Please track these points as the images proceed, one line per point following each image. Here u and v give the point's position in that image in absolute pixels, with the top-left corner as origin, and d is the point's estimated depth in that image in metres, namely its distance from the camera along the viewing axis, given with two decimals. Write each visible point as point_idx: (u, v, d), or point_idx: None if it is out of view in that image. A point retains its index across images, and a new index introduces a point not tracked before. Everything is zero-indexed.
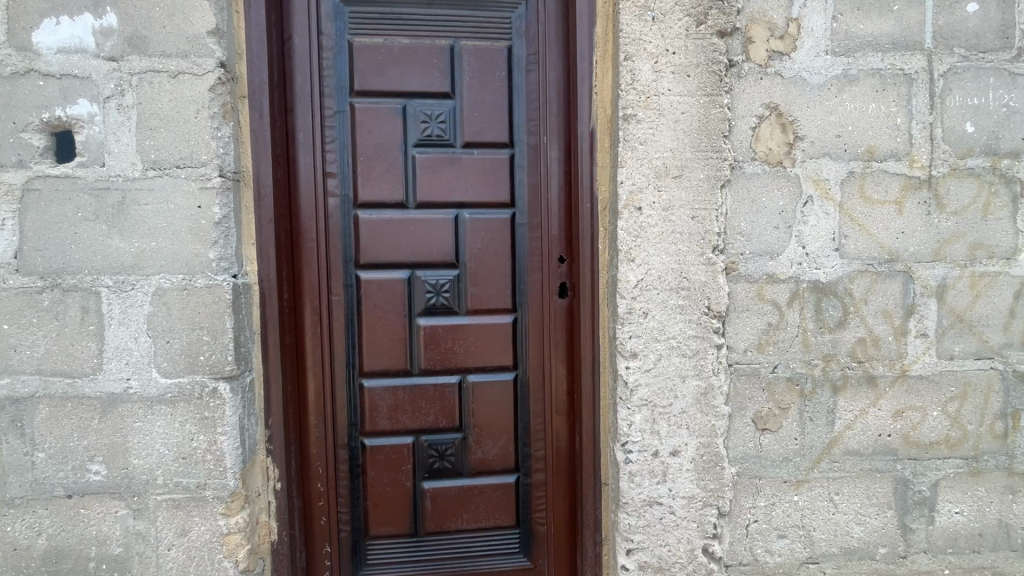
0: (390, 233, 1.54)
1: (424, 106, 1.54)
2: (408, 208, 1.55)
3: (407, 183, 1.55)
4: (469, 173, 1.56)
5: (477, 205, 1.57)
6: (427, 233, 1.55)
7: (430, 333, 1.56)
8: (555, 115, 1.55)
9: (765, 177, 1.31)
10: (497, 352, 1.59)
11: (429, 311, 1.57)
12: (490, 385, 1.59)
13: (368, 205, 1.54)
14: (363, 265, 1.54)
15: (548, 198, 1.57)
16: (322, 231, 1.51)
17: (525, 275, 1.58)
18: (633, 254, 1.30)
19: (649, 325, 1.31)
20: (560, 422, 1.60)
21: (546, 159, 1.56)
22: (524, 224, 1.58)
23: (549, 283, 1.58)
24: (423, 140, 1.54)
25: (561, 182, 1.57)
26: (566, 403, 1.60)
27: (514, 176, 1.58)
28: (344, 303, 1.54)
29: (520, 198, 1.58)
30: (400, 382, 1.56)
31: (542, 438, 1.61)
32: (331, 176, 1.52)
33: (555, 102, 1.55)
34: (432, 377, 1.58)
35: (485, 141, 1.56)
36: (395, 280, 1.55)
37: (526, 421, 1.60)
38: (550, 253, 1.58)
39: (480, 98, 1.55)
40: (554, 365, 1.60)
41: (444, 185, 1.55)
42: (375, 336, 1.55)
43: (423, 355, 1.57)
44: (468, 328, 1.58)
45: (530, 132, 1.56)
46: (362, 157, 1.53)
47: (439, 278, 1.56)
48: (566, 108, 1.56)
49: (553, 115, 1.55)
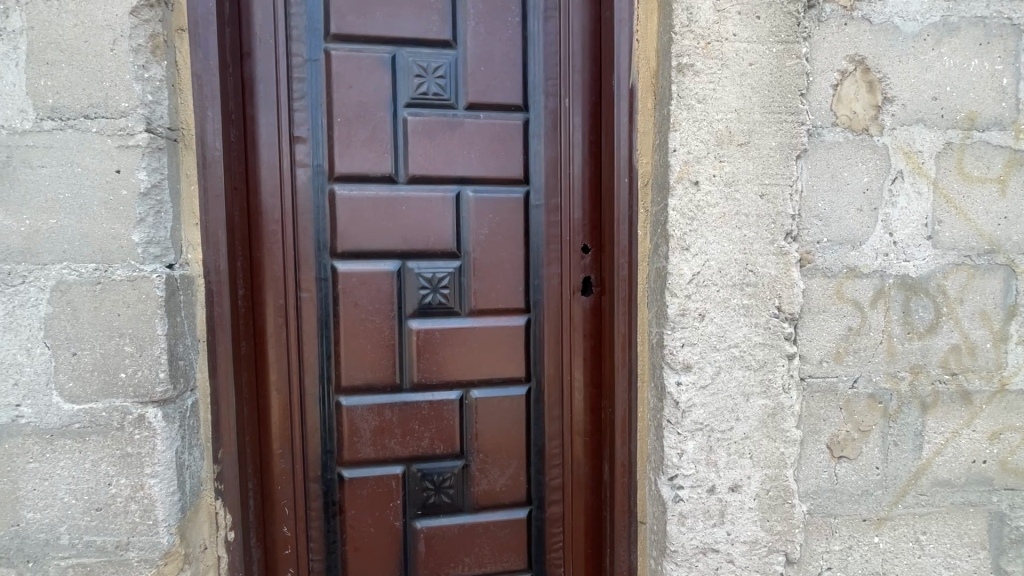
0: (375, 215, 1.24)
1: (418, 57, 1.24)
2: (398, 183, 1.25)
3: (397, 153, 1.25)
4: (475, 141, 1.27)
5: (483, 181, 1.28)
6: (421, 215, 1.26)
7: (425, 340, 1.27)
8: (580, 74, 1.28)
9: (847, 147, 1.06)
10: (506, 360, 1.31)
11: (424, 313, 1.27)
12: (497, 401, 1.31)
13: (348, 179, 1.23)
14: (340, 253, 1.23)
15: (570, 174, 1.30)
16: (288, 211, 1.20)
17: (541, 268, 1.31)
18: (687, 241, 1.04)
19: (706, 330, 1.05)
20: (580, 444, 1.34)
21: (567, 127, 1.29)
22: (540, 206, 1.30)
23: (570, 278, 1.31)
24: (418, 99, 1.25)
25: (585, 155, 1.30)
26: (590, 421, 1.34)
27: (529, 146, 1.30)
28: (318, 301, 1.23)
29: (536, 174, 1.30)
30: (387, 399, 1.27)
31: (559, 463, 1.34)
32: (299, 142, 1.21)
33: (579, 57, 1.27)
34: (427, 394, 1.28)
35: (493, 102, 1.28)
36: (382, 273, 1.25)
37: (541, 442, 1.33)
38: (572, 240, 1.30)
39: (488, 48, 1.26)
40: (575, 374, 1.33)
41: (444, 155, 1.26)
42: (355, 342, 1.25)
43: (416, 366, 1.27)
44: (472, 332, 1.29)
45: (548, 94, 1.29)
46: (341, 118, 1.22)
47: (436, 271, 1.27)
48: (594, 65, 1.28)
49: (577, 73, 1.28)
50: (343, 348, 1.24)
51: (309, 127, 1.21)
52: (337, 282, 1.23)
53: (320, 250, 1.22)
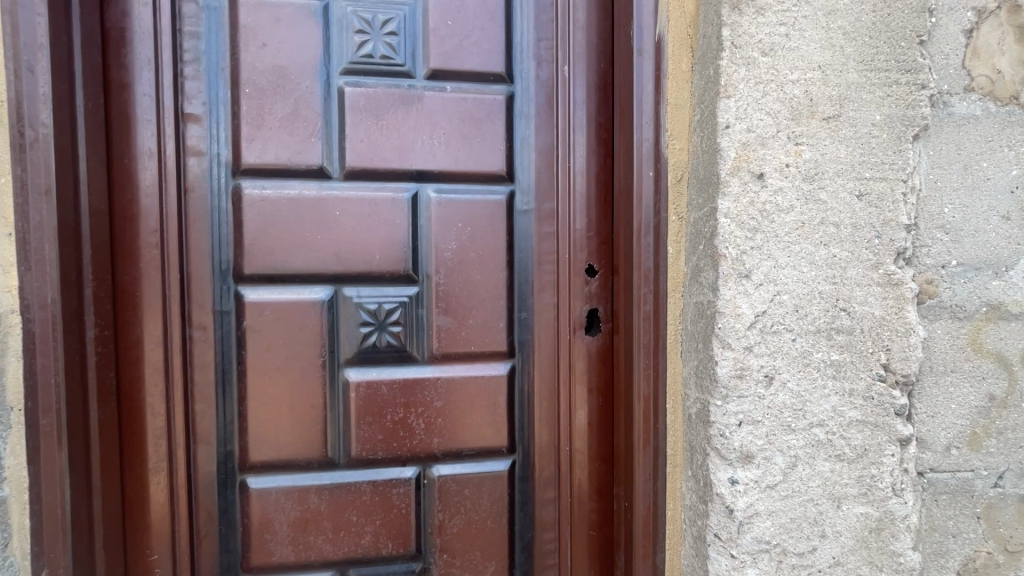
0: (298, 223, 0.89)
1: (361, 5, 0.90)
2: (331, 179, 0.90)
3: (330, 137, 0.90)
4: (439, 123, 0.93)
5: (451, 177, 0.94)
6: (363, 225, 0.91)
7: (367, 397, 0.92)
8: (583, 33, 0.95)
9: (986, 124, 0.70)
10: (481, 424, 0.95)
11: (367, 359, 0.92)
12: (468, 481, 0.95)
13: (260, 173, 0.88)
14: (249, 276, 0.88)
15: (570, 168, 0.95)
16: (173, 216, 0.86)
17: (531, 297, 0.96)
18: (746, 267, 0.68)
19: (776, 402, 0.69)
20: (581, 541, 0.97)
21: (567, 106, 0.95)
22: (528, 212, 0.95)
23: (571, 311, 0.96)
24: (359, 64, 0.90)
25: (590, 141, 0.96)
26: (595, 508, 0.97)
27: (513, 129, 0.95)
28: (216, 343, 0.88)
29: (523, 167, 0.96)
30: (313, 480, 0.91)
31: (555, 566, 0.97)
32: (191, 120, 0.87)
33: (582, 11, 0.94)
34: (369, 472, 0.93)
35: (466, 70, 0.94)
36: (307, 304, 0.90)
37: (530, 536, 0.97)
38: (573, 259, 0.95)
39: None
40: (576, 443, 0.97)
41: (396, 141, 0.92)
42: (268, 401, 0.89)
43: (354, 433, 0.91)
44: (433, 386, 0.94)
45: (540, 61, 0.95)
46: (250, 88, 0.88)
47: (383, 301, 0.92)
48: (602, 23, 0.95)
49: (579, 34, 0.94)
50: (251, 409, 0.89)
51: (206, 101, 0.87)
52: (243, 317, 0.88)
53: (220, 272, 0.88)
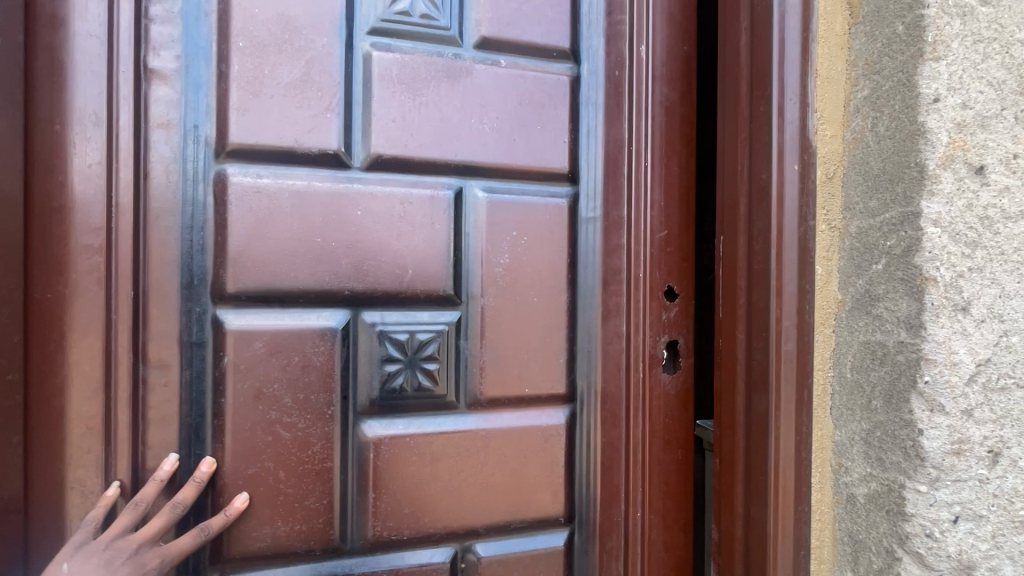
0: (305, 224, 0.65)
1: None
2: (352, 165, 0.67)
3: (350, 113, 0.67)
4: (493, 104, 0.71)
5: (504, 173, 0.72)
6: (393, 228, 0.68)
7: (390, 458, 0.68)
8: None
9: None
10: (539, 490, 0.73)
11: (392, 409, 0.69)
12: (518, 565, 0.72)
13: (254, 154, 0.64)
14: (234, 295, 0.64)
15: (647, 168, 0.74)
16: (129, 210, 0.62)
17: (598, 329, 0.74)
18: (965, 298, 0.49)
19: (1005, 489, 0.49)
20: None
21: (641, 90, 0.75)
22: (594, 220, 0.75)
23: (646, 346, 0.74)
24: (393, 21, 0.68)
25: (669, 138, 0.76)
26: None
27: (578, 117, 0.75)
28: (182, 387, 0.63)
29: (588, 164, 0.75)
30: (315, 574, 0.66)
31: None
32: (156, 79, 0.62)
33: None
34: (391, 557, 0.69)
35: (526, 41, 0.73)
36: (315, 334, 0.66)
37: None
38: (647, 282, 0.74)
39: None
40: (646, 518, 0.75)
41: (436, 125, 0.69)
42: (256, 468, 0.64)
43: (372, 508, 0.68)
44: (478, 443, 0.71)
45: (609, 33, 0.75)
46: (244, 41, 0.64)
47: (416, 329, 0.69)
48: None
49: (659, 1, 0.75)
50: (230, 479, 0.64)
51: (179, 53, 0.63)
52: (224, 352, 0.63)
53: (191, 289, 0.63)
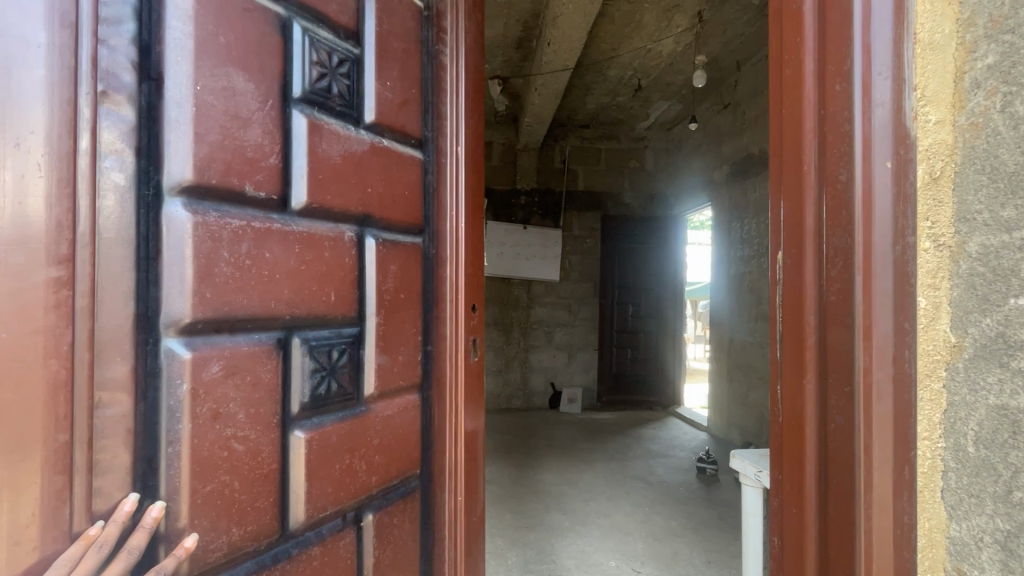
0: (258, 260, 0.62)
1: (318, 41, 0.71)
2: (287, 213, 0.66)
3: (288, 166, 0.66)
4: (376, 174, 0.79)
5: (387, 225, 0.82)
6: (316, 260, 0.69)
7: (318, 452, 0.69)
8: (466, 94, 0.98)
9: None
10: (406, 457, 0.85)
11: (313, 416, 0.69)
12: (394, 514, 0.83)
13: (209, 196, 0.58)
14: (194, 322, 0.56)
15: (462, 225, 0.96)
16: (90, 246, 0.50)
17: (438, 340, 0.92)
18: None
19: None
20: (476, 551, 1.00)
21: (455, 154, 0.96)
22: (432, 256, 0.93)
23: (463, 345, 0.96)
24: (314, 96, 0.69)
25: (470, 200, 0.99)
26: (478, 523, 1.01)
27: (426, 178, 0.92)
28: (140, 417, 0.54)
29: (428, 216, 0.92)
30: (264, 568, 0.63)
31: None
32: (107, 102, 0.51)
33: (465, 74, 0.98)
34: (318, 528, 0.70)
35: (397, 128, 0.85)
36: (262, 351, 0.62)
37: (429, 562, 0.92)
38: (460, 301, 0.95)
39: (388, 60, 0.82)
40: (458, 461, 0.95)
41: (352, 188, 0.74)
42: (213, 484, 0.57)
43: (306, 491, 0.67)
44: (376, 425, 0.79)
45: (435, 112, 0.94)
46: (204, 85, 0.57)
47: (330, 341, 0.71)
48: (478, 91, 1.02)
49: (465, 95, 0.98)
50: (185, 506, 0.55)
51: (138, 80, 0.54)
52: (180, 378, 0.55)
53: (146, 321, 0.54)
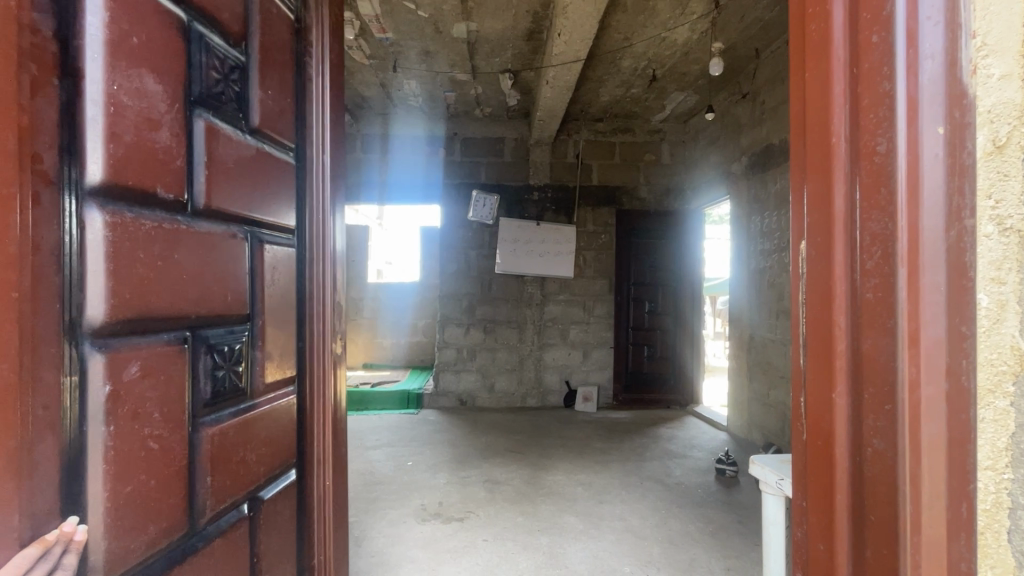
0: (162, 258, 0.55)
1: (212, 46, 0.64)
2: (189, 216, 0.60)
3: (191, 168, 0.60)
4: (264, 180, 0.75)
5: (268, 228, 0.78)
6: (217, 262, 0.64)
7: (218, 447, 0.64)
8: (328, 98, 0.97)
9: None
10: (287, 448, 0.82)
11: (213, 412, 0.64)
12: (280, 504, 0.81)
13: (120, 197, 0.50)
14: (111, 324, 0.49)
15: (329, 229, 0.96)
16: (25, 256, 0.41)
17: (312, 340, 0.91)
18: None
19: None
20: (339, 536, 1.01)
21: (321, 157, 0.94)
22: (308, 258, 0.90)
23: (329, 339, 0.96)
24: (210, 100, 0.63)
25: (333, 202, 0.99)
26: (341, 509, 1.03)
27: (302, 182, 0.89)
28: (68, 422, 0.46)
29: (304, 220, 0.90)
30: (175, 564, 0.57)
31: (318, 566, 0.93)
32: (41, 95, 0.43)
33: (328, 80, 0.97)
34: (213, 521, 0.64)
35: (276, 134, 0.80)
36: (171, 353, 0.56)
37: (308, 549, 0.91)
38: (325, 297, 0.95)
39: (268, 68, 0.77)
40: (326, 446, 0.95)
41: (245, 193, 0.70)
42: (133, 484, 0.51)
43: (208, 480, 0.62)
44: (264, 418, 0.75)
45: (306, 112, 0.89)
46: (119, 85, 0.49)
47: (225, 335, 0.66)
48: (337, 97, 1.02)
49: (328, 101, 0.96)
50: (103, 509, 0.48)
51: (57, 76, 0.45)
52: (102, 381, 0.48)
53: (69, 324, 0.46)
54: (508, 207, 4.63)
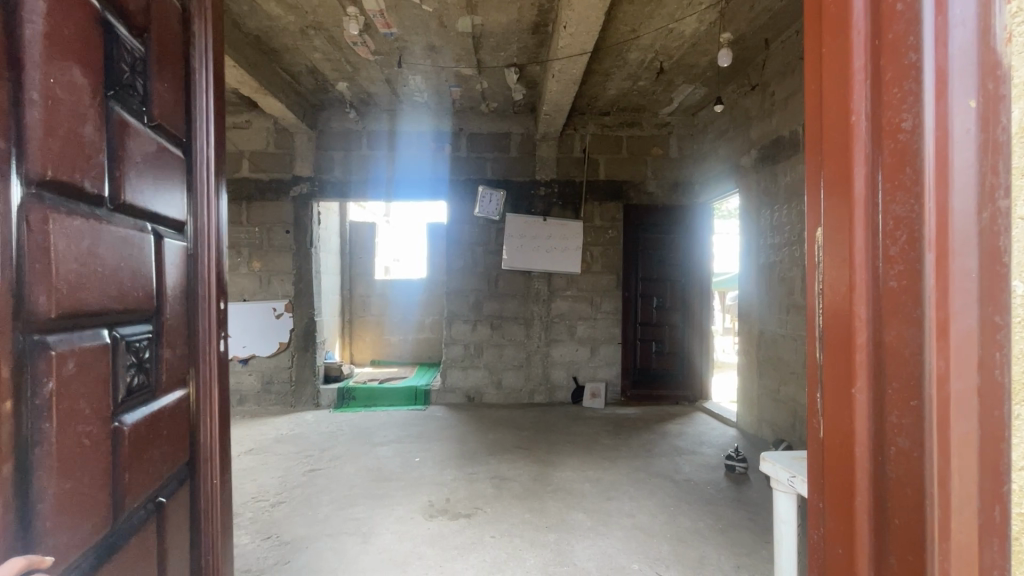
0: (92, 253, 0.58)
1: (121, 36, 0.66)
2: (106, 210, 0.63)
3: (112, 159, 0.63)
4: (164, 174, 0.77)
5: (167, 222, 0.80)
6: (131, 258, 0.67)
7: (134, 441, 0.67)
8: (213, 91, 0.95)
9: None
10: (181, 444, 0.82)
11: (125, 408, 0.65)
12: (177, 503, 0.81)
13: (56, 185, 0.52)
14: (48, 317, 0.51)
15: (212, 223, 0.95)
16: None
17: (202, 339, 0.89)
18: None
19: None
20: (226, 535, 1.00)
21: (205, 152, 0.93)
22: (195, 255, 0.89)
23: (216, 336, 0.94)
24: (121, 92, 0.66)
25: (216, 196, 0.97)
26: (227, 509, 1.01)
27: (191, 179, 0.88)
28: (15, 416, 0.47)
29: (191, 216, 0.88)
30: (104, 560, 0.60)
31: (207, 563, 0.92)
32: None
33: (211, 73, 0.95)
34: (127, 520, 0.66)
35: (172, 128, 0.81)
36: (101, 350, 0.59)
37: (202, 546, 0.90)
38: (213, 295, 0.93)
39: (164, 59, 0.78)
40: (213, 443, 0.94)
41: (151, 187, 0.73)
42: (70, 482, 0.54)
43: (128, 476, 0.65)
44: (164, 413, 0.76)
45: (192, 106, 0.87)
46: (54, 78, 0.52)
47: (137, 330, 0.69)
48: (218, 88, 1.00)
49: (210, 93, 0.95)
50: (52, 508, 0.51)
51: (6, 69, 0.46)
52: (43, 377, 0.50)
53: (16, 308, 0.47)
54: (514, 203, 4.60)
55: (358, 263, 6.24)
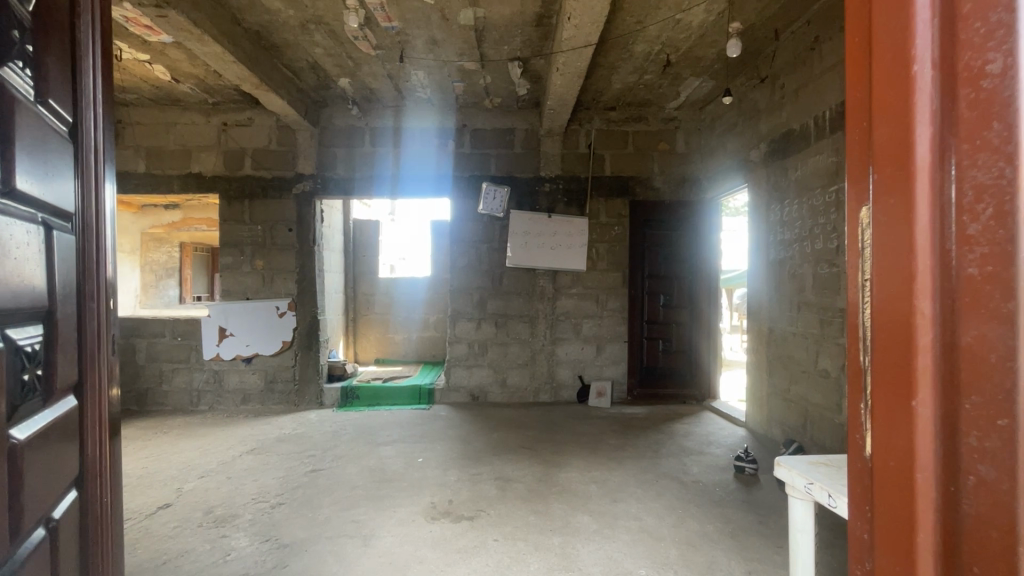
0: None
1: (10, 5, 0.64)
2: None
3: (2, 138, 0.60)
4: (50, 158, 0.74)
5: (55, 210, 0.77)
6: (19, 248, 0.64)
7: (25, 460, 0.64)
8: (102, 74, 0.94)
9: None
10: (68, 459, 0.79)
11: (14, 423, 0.63)
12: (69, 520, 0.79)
13: None
14: None
15: (100, 210, 0.93)
16: None
17: (90, 338, 0.87)
18: None
19: None
20: (118, 541, 0.98)
21: (93, 135, 0.91)
22: (83, 242, 0.86)
23: (102, 337, 0.91)
24: (10, 62, 0.63)
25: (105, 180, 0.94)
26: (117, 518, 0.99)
27: (79, 161, 0.86)
28: None
29: (82, 200, 0.87)
30: None
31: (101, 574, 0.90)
32: None
33: (99, 56, 0.93)
34: (22, 543, 0.64)
35: (58, 109, 0.78)
36: None
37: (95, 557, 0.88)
38: (100, 292, 0.91)
39: (48, 34, 0.76)
40: (102, 452, 0.92)
41: (38, 172, 0.70)
42: None
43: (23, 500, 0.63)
44: (54, 429, 0.73)
45: (78, 87, 0.86)
46: None
47: (27, 338, 0.67)
48: (109, 72, 0.98)
49: (99, 75, 0.93)
50: None
51: None
52: None
53: None
54: (519, 200, 4.52)
55: (362, 261, 6.19)
